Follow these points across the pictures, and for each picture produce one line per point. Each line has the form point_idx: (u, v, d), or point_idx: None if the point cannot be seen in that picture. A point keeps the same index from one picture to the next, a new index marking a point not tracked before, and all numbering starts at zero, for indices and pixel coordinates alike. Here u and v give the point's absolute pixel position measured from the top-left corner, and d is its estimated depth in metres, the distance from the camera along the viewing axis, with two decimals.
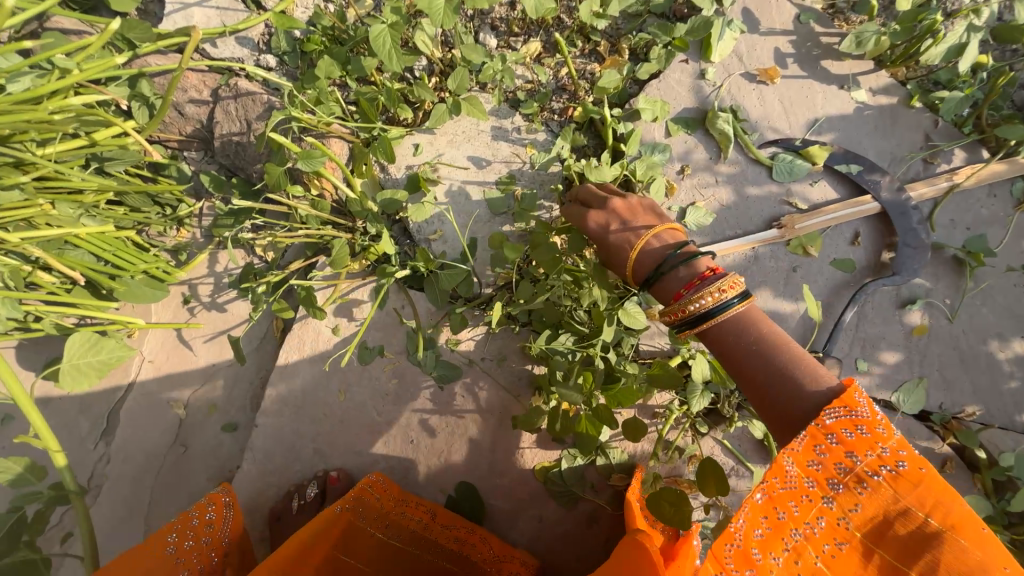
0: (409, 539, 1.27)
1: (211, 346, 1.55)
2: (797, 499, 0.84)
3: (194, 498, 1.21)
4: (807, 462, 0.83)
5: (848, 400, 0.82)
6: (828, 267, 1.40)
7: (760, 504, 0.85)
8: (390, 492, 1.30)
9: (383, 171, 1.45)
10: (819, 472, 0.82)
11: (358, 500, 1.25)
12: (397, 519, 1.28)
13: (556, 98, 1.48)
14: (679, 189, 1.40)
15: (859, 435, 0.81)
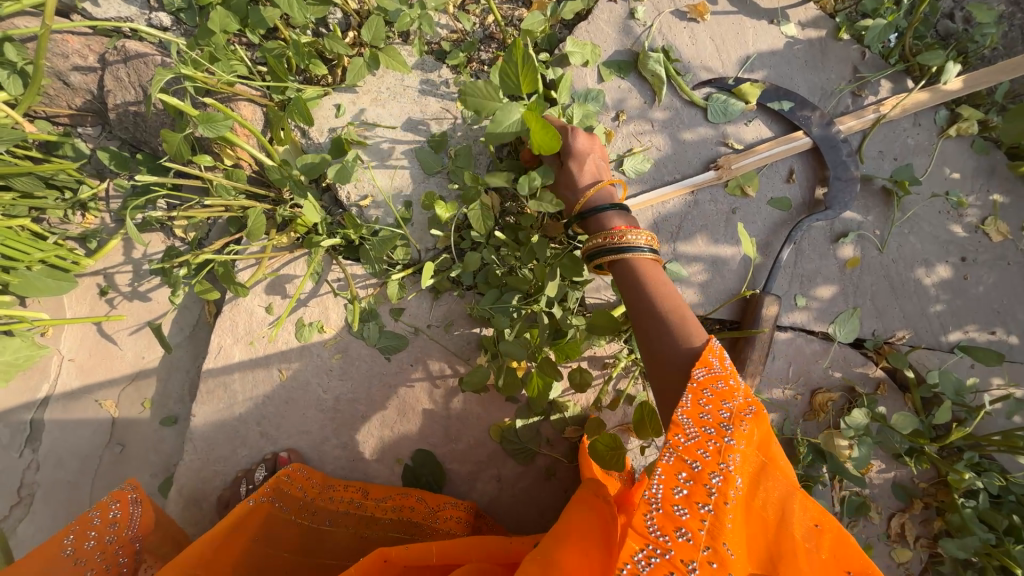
0: (340, 521, 1.25)
1: (138, 338, 1.45)
2: (691, 476, 0.76)
3: (127, 489, 1.13)
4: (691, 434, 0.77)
5: (708, 357, 0.82)
6: (766, 207, 1.41)
7: (669, 464, 0.77)
8: (312, 479, 1.30)
9: (304, 136, 1.36)
10: (702, 439, 0.77)
11: (279, 490, 1.23)
12: (325, 505, 1.27)
13: (484, 48, 1.40)
14: (616, 137, 1.37)
15: (724, 388, 0.80)
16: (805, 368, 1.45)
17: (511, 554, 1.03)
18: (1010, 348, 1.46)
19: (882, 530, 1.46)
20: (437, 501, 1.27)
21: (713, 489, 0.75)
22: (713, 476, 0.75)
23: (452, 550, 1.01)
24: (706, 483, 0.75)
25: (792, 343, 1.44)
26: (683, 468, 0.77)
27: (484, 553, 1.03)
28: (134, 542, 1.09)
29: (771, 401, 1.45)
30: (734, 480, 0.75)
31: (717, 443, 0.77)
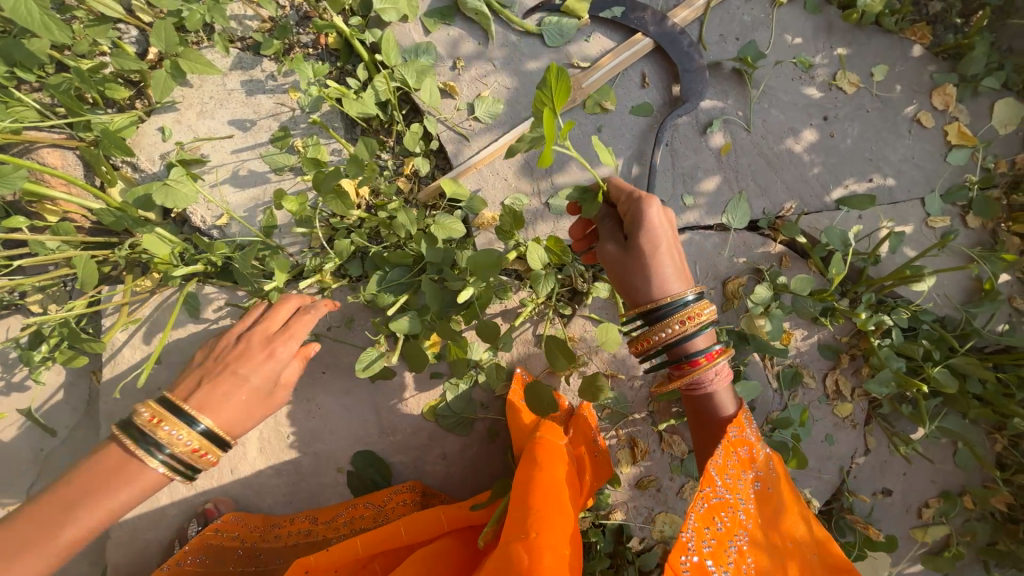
0: (291, 556, 1.19)
1: (29, 431, 1.34)
2: (733, 533, 0.94)
3: None
4: (735, 515, 0.95)
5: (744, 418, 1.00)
6: (629, 117, 1.40)
7: (700, 515, 0.91)
8: (249, 525, 1.25)
9: (136, 170, 1.25)
10: (744, 508, 0.96)
11: (205, 547, 1.18)
12: (270, 545, 1.22)
13: (302, 29, 1.31)
14: (461, 86, 1.33)
15: (751, 444, 0.99)
16: (711, 263, 1.46)
17: (446, 524, 1.03)
18: (888, 189, 1.52)
19: (821, 392, 1.51)
20: (381, 497, 1.24)
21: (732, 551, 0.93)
22: (739, 532, 0.95)
23: (381, 538, 0.99)
24: (724, 549, 0.92)
25: (692, 242, 1.46)
26: (707, 531, 0.92)
27: (418, 531, 1.01)
28: None
29: None
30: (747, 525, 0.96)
31: (735, 509, 0.95)
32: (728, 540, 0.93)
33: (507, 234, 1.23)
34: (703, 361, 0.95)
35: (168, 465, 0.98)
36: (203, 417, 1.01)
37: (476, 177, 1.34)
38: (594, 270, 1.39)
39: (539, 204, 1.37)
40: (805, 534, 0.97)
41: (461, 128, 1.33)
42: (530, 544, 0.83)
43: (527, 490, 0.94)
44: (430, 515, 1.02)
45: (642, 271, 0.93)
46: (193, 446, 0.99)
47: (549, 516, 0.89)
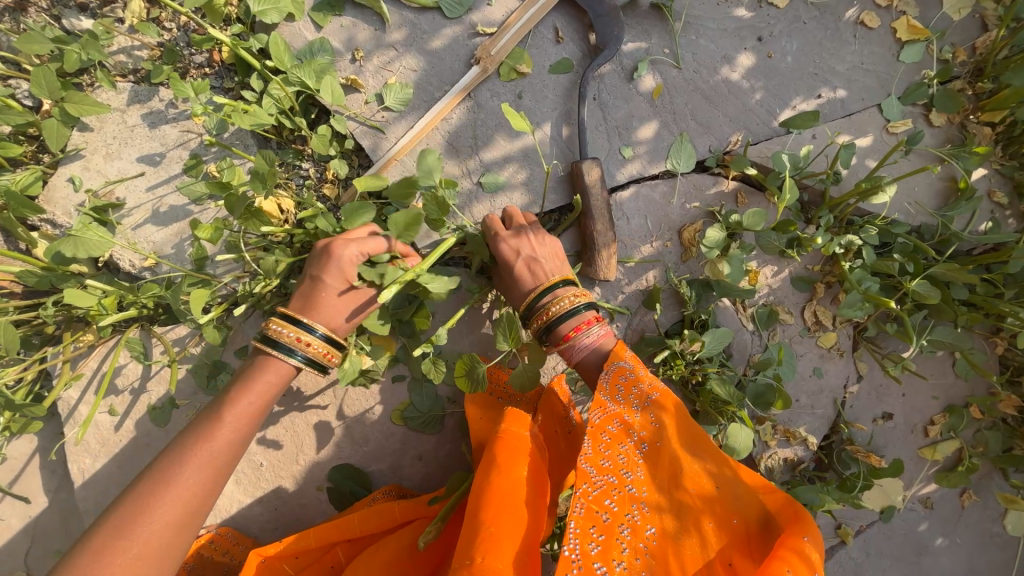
0: None
1: (13, 501, 1.34)
2: (621, 515, 0.91)
3: None
4: (620, 492, 0.92)
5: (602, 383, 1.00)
6: (549, 76, 1.33)
7: (582, 517, 0.89)
8: (240, 543, 1.24)
9: (56, 226, 1.23)
10: (623, 481, 0.93)
11: (197, 557, 1.17)
12: None
13: (193, 49, 1.26)
14: (366, 78, 1.27)
15: (616, 415, 0.98)
16: (663, 214, 1.39)
17: (399, 517, 1.01)
18: (841, 102, 1.42)
19: (801, 326, 1.44)
20: (363, 498, 1.22)
21: (625, 534, 0.89)
22: (625, 508, 0.91)
23: (338, 527, 0.98)
24: (618, 533, 0.89)
25: (639, 196, 1.38)
26: (595, 524, 0.89)
27: (372, 524, 1.01)
28: None
29: (645, 259, 1.39)
30: (636, 498, 0.92)
31: (621, 487, 0.93)
32: (624, 517, 0.91)
33: (438, 223, 1.17)
34: (574, 334, 1.07)
35: (304, 364, 1.02)
36: (316, 323, 1.02)
37: (401, 169, 1.29)
38: None
39: (472, 185, 1.33)
40: (708, 472, 0.92)
41: (375, 121, 1.27)
42: (473, 570, 0.78)
43: (478, 500, 0.89)
44: (382, 507, 1.02)
45: (516, 282, 1.15)
46: (321, 349, 1.03)
47: (497, 529, 0.84)
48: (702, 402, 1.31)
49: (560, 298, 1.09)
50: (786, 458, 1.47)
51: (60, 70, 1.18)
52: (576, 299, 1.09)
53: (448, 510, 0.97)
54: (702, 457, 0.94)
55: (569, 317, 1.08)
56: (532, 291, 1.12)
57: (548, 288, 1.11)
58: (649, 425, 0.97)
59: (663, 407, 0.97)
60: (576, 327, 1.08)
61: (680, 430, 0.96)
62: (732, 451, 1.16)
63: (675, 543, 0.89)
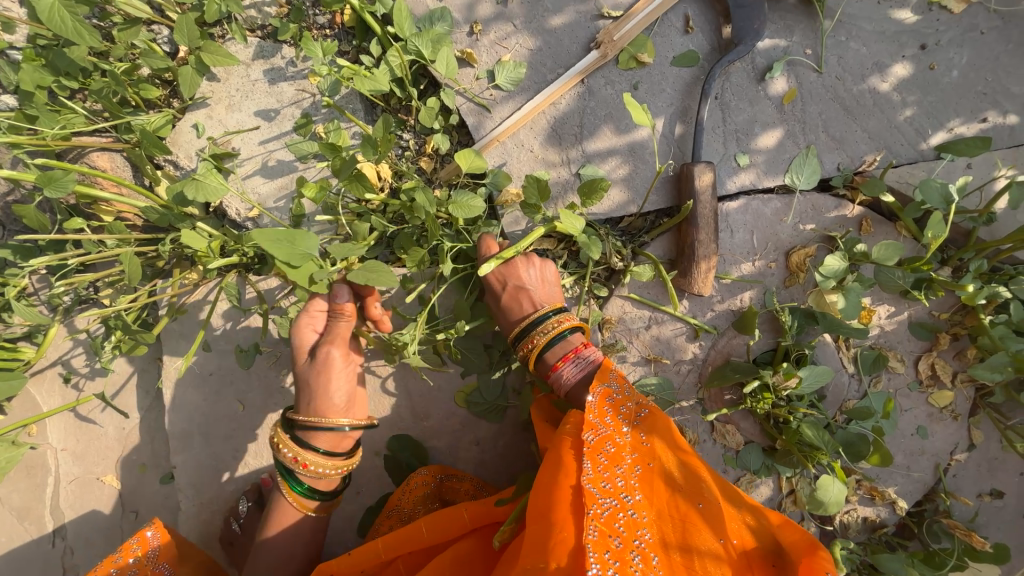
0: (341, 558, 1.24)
1: (112, 413, 1.48)
2: (634, 549, 0.83)
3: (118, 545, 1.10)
4: (624, 523, 0.85)
5: (591, 419, 0.95)
6: (671, 69, 1.23)
7: (595, 542, 0.80)
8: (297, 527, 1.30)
9: (176, 167, 1.30)
10: (620, 506, 0.86)
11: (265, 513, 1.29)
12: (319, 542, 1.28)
13: (317, 9, 1.28)
14: (479, 53, 1.23)
15: (612, 447, 0.93)
16: (771, 232, 1.27)
17: (470, 523, 1.02)
18: (1009, 130, 1.22)
19: (912, 378, 1.29)
20: (396, 497, 1.22)
21: (637, 568, 0.81)
22: (633, 547, 0.83)
23: (403, 540, 1.00)
24: (630, 561, 0.81)
25: (748, 209, 1.27)
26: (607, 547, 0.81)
27: (442, 531, 1.01)
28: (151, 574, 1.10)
29: (743, 278, 1.28)
30: (639, 524, 0.86)
31: (625, 511, 0.86)
32: (633, 545, 0.83)
33: (534, 209, 1.15)
34: (562, 363, 1.10)
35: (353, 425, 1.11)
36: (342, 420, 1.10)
37: (502, 151, 1.25)
38: (633, 246, 1.29)
39: (569, 175, 1.26)
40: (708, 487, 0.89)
41: (481, 98, 1.24)
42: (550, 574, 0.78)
43: (543, 505, 0.87)
44: (452, 514, 1.02)
45: (501, 318, 1.18)
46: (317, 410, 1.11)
47: (571, 535, 0.83)
48: (785, 440, 1.21)
49: (543, 327, 1.11)
50: (866, 517, 1.33)
51: (199, 20, 1.24)
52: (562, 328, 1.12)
53: (521, 512, 0.96)
54: (700, 472, 0.90)
55: (554, 345, 1.11)
56: (524, 317, 1.14)
57: (541, 318, 1.12)
58: (638, 446, 0.94)
59: (651, 426, 0.96)
60: (560, 359, 1.10)
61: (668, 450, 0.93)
62: (820, 502, 1.12)
63: (684, 562, 0.82)
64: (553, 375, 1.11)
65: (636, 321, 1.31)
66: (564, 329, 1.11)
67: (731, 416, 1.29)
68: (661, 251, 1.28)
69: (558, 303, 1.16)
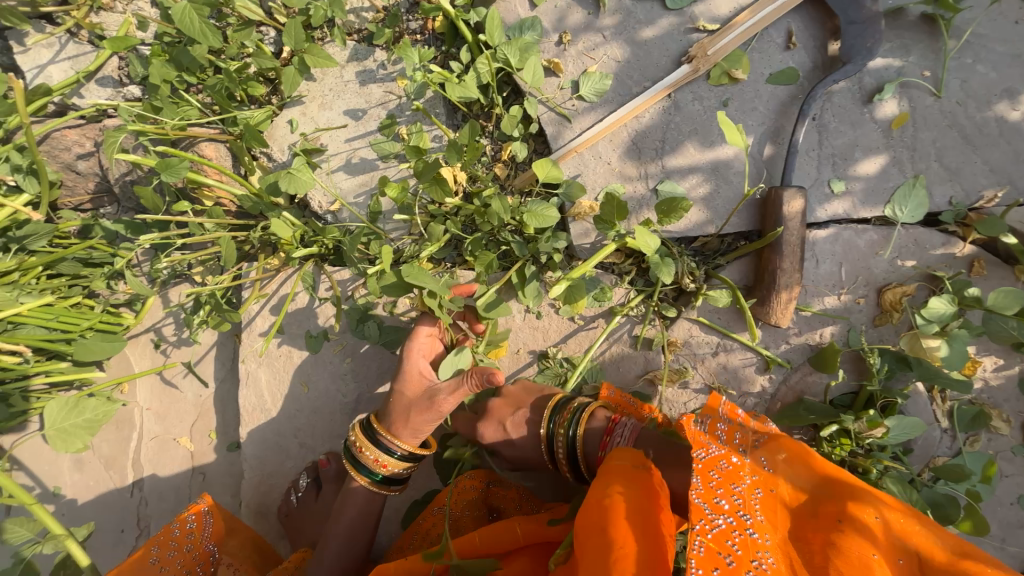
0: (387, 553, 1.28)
1: (192, 379, 1.61)
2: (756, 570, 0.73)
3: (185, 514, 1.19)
4: (743, 542, 0.77)
5: (700, 440, 0.94)
6: (766, 86, 1.17)
7: (702, 557, 0.74)
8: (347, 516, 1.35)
9: (269, 159, 1.40)
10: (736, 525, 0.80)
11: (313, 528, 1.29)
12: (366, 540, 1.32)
13: (411, 15, 1.33)
14: (566, 63, 1.22)
15: (726, 468, 0.90)
16: (863, 265, 1.18)
17: (522, 538, 1.01)
18: None
19: (1018, 441, 1.15)
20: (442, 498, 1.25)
21: None
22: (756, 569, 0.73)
23: (457, 549, 1.02)
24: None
25: (839, 239, 1.18)
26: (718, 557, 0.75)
27: (494, 543, 1.02)
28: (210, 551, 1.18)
29: (827, 312, 1.19)
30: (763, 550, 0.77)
31: (742, 531, 0.79)
32: (753, 565, 0.74)
33: (608, 224, 1.13)
34: (614, 427, 1.09)
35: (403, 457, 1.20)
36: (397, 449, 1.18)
37: (579, 162, 1.24)
38: (706, 268, 1.24)
39: (646, 190, 1.23)
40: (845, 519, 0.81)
41: (564, 108, 1.23)
42: None
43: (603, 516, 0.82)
44: (506, 527, 1.02)
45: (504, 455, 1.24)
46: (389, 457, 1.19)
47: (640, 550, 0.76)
48: None
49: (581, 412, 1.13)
50: None
51: (304, 23, 1.33)
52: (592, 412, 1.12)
53: None
54: (841, 502, 0.82)
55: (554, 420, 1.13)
56: (540, 428, 1.17)
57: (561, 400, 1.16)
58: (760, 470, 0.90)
59: (770, 449, 0.92)
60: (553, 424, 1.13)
61: (802, 475, 0.87)
62: None
63: None
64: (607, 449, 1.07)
65: (702, 347, 1.25)
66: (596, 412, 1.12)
67: None
68: (736, 276, 1.22)
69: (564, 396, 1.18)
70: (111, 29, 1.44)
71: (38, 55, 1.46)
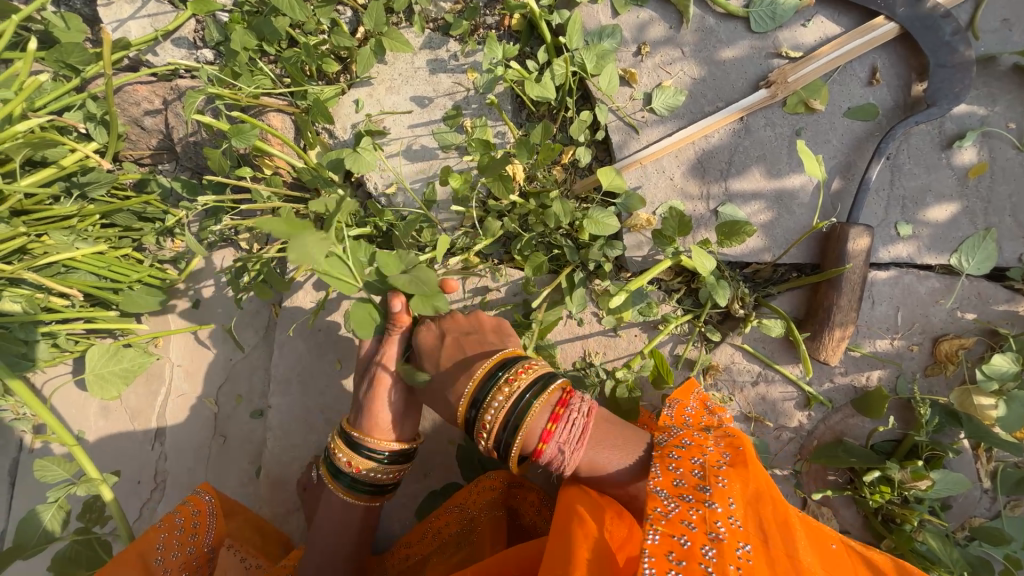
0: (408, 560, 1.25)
1: (225, 342, 1.64)
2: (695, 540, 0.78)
3: (200, 497, 1.20)
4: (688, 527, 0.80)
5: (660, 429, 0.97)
6: (843, 120, 1.16)
7: (656, 546, 0.78)
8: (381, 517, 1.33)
9: (330, 136, 1.41)
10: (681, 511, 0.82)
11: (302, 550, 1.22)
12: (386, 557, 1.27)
13: (489, 10, 1.34)
14: (641, 74, 1.22)
15: (688, 445, 0.92)
16: (920, 313, 1.16)
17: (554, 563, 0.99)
18: None
19: None
20: (459, 499, 1.24)
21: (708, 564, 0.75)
22: (704, 549, 0.77)
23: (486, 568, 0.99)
24: (702, 558, 0.76)
25: (898, 283, 1.16)
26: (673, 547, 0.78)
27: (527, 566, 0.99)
28: (208, 551, 1.18)
29: (876, 356, 1.17)
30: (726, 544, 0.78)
31: (700, 507, 0.82)
32: (707, 540, 0.78)
33: (667, 240, 1.13)
34: (561, 409, 0.95)
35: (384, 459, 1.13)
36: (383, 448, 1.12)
37: (641, 174, 1.23)
38: (756, 296, 1.22)
39: (706, 210, 1.22)
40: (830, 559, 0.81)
41: (633, 119, 1.23)
42: None
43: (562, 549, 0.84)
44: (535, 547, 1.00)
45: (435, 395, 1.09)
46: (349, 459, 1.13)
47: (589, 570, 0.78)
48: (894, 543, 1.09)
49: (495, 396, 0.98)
50: None
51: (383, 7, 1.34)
52: (521, 387, 0.97)
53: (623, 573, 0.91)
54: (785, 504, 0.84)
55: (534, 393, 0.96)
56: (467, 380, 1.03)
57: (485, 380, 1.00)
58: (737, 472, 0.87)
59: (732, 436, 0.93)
60: (549, 419, 0.95)
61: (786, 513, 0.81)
62: None
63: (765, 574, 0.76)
64: (550, 452, 0.95)
65: (743, 374, 1.24)
66: (521, 391, 0.97)
67: (830, 500, 1.18)
68: (788, 307, 1.20)
69: (514, 355, 1.04)
70: None
71: (118, 9, 1.49)
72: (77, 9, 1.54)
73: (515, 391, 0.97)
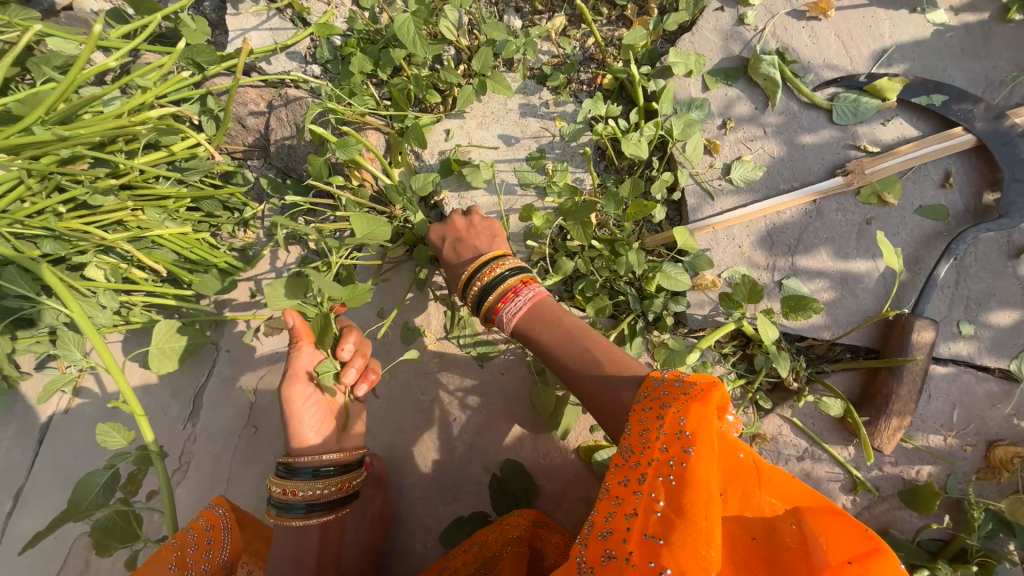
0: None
1: (275, 335, 1.68)
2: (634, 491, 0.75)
3: (214, 509, 1.13)
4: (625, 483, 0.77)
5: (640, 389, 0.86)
6: (913, 216, 1.21)
7: (607, 495, 0.78)
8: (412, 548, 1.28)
9: (417, 159, 1.51)
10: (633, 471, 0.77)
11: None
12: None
13: (584, 68, 1.46)
14: (723, 146, 1.29)
15: (662, 396, 0.81)
16: (976, 413, 1.17)
17: None
18: None
19: None
20: (475, 537, 1.23)
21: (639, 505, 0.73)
22: (648, 486, 0.74)
23: None
24: (636, 510, 0.73)
25: (956, 380, 1.18)
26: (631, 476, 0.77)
27: None
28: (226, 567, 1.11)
29: (928, 450, 1.17)
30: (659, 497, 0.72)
31: (651, 468, 0.75)
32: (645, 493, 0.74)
33: (734, 303, 1.17)
34: (507, 296, 1.12)
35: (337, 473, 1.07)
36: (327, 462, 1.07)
37: (711, 237, 1.29)
38: (811, 371, 1.24)
39: (771, 281, 1.26)
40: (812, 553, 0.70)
41: (710, 185, 1.29)
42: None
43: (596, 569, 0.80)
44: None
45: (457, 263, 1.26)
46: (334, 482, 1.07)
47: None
48: None
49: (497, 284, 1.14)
50: None
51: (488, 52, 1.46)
52: (501, 270, 1.14)
53: None
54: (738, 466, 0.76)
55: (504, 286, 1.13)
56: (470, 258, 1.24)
57: (497, 275, 1.15)
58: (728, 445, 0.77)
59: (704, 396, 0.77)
60: (502, 299, 1.12)
61: (733, 463, 0.74)
62: None
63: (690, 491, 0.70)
64: (498, 317, 1.15)
65: (789, 448, 1.24)
66: (502, 274, 1.15)
67: None
68: (843, 387, 1.22)
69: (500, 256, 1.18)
70: (314, 15, 1.63)
71: (245, 19, 1.64)
72: (206, 14, 1.69)
73: (497, 271, 1.15)
